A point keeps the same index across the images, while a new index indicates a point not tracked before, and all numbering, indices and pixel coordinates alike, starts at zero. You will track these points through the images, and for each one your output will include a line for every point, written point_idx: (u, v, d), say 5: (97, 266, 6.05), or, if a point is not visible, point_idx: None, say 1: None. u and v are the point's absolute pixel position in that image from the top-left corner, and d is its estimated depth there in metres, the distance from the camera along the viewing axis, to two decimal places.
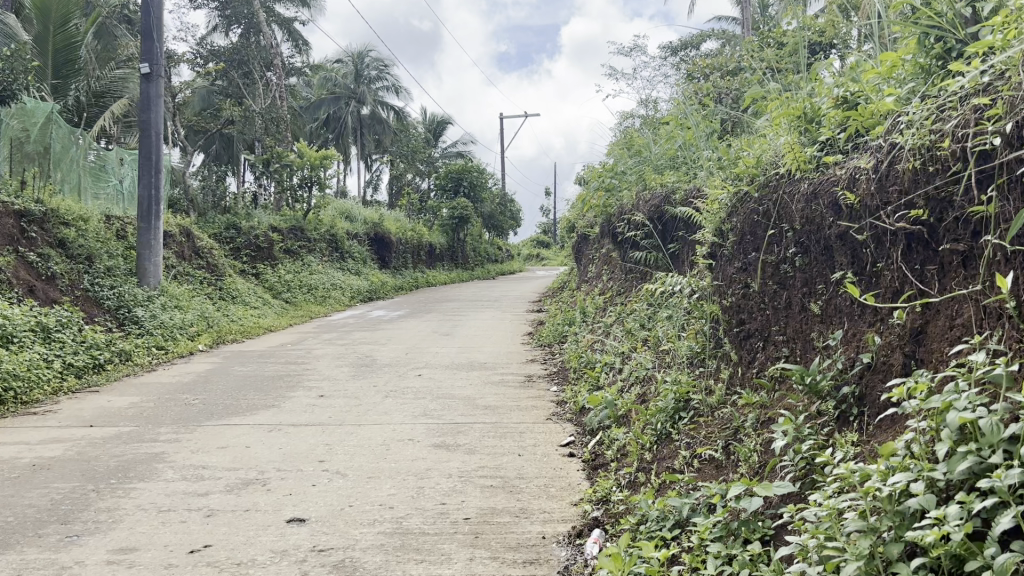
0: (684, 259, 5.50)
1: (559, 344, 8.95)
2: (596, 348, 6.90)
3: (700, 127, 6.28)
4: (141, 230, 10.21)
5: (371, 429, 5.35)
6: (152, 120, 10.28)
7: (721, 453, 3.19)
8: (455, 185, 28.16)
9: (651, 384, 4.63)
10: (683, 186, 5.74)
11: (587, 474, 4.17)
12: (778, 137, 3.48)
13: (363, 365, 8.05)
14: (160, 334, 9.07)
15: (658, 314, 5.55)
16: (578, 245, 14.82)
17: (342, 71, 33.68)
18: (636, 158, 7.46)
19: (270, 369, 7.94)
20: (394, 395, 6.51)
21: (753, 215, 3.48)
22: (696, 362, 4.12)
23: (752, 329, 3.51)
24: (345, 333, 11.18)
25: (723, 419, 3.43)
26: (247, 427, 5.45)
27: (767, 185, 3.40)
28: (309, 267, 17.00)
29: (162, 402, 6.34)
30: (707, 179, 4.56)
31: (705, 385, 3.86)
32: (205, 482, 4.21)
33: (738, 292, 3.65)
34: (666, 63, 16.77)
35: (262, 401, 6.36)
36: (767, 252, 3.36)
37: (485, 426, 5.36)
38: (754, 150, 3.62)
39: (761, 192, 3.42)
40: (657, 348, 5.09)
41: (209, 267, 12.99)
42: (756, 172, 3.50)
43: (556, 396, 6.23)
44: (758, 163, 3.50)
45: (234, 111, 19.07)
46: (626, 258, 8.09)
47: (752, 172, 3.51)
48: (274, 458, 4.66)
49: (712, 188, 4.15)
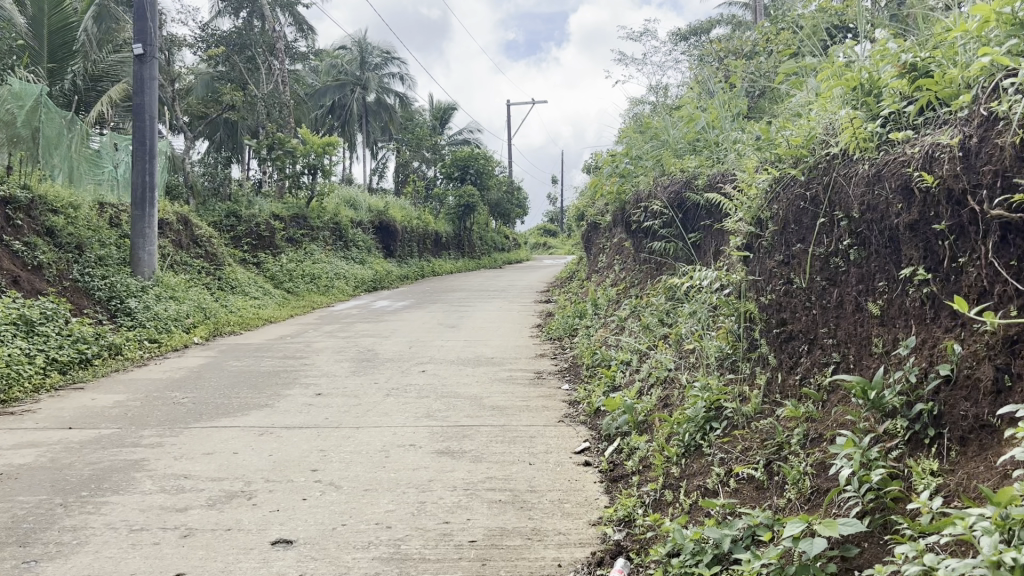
0: (709, 249, 5.11)
1: (570, 337, 8.56)
2: (610, 343, 6.51)
3: (725, 111, 5.90)
4: (135, 218, 9.84)
5: (369, 433, 4.97)
6: (146, 103, 9.87)
7: (763, 474, 2.81)
8: (461, 173, 27.72)
9: (675, 386, 4.24)
10: (707, 171, 5.34)
11: (606, 487, 3.77)
12: (829, 111, 3.08)
13: (364, 360, 7.67)
14: (153, 326, 8.71)
15: (680, 309, 5.16)
16: (587, 235, 14.45)
17: (346, 57, 33.25)
18: (652, 142, 7.04)
19: (267, 364, 7.57)
20: (395, 393, 6.13)
21: (798, 201, 3.07)
22: (726, 364, 3.73)
23: (795, 331, 3.11)
24: (347, 325, 10.81)
25: (763, 432, 3.04)
26: (237, 430, 5.08)
27: (816, 166, 2.99)
28: (313, 256, 16.65)
29: (149, 401, 5.98)
30: (740, 162, 4.16)
31: (738, 391, 3.47)
32: (185, 495, 3.83)
33: (778, 288, 3.23)
34: (677, 48, 16.32)
35: (255, 400, 5.99)
36: (815, 244, 2.95)
37: (493, 429, 4.98)
38: (799, 127, 3.23)
39: (809, 175, 3.02)
40: (680, 346, 4.70)
41: (208, 256, 12.63)
42: (804, 152, 3.10)
43: (569, 396, 5.84)
44: (807, 142, 3.10)
45: (235, 96, 18.67)
46: (640, 249, 7.70)
47: (800, 152, 3.11)
48: (263, 466, 4.29)
49: (746, 170, 3.75)
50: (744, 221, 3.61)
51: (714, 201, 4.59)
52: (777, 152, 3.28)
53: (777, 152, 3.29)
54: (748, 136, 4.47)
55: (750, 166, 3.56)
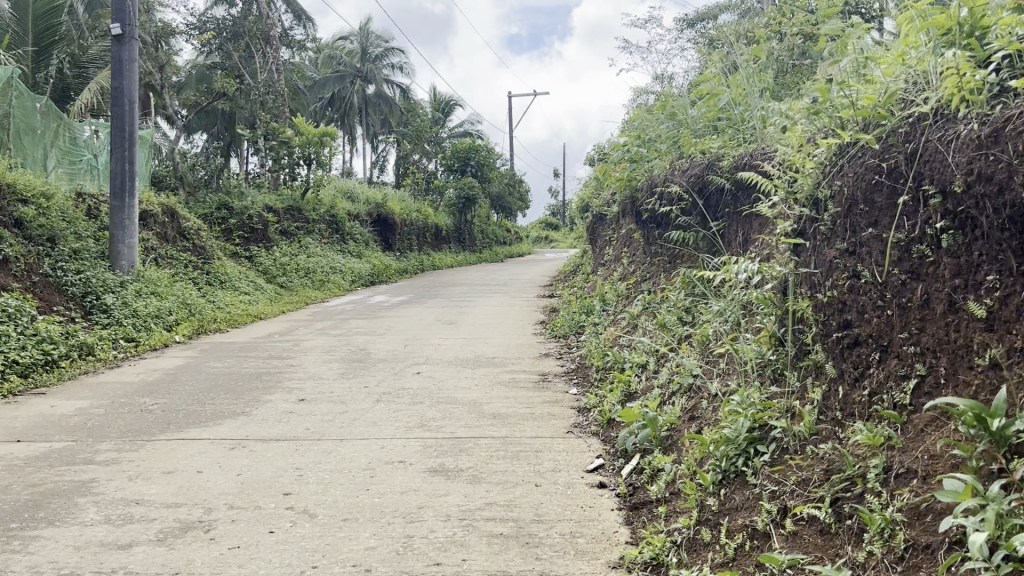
0: (740, 239, 4.55)
1: (576, 336, 7.98)
2: (622, 343, 5.93)
3: (749, 87, 5.32)
4: (114, 209, 9.27)
5: (353, 447, 4.39)
6: (125, 87, 9.31)
7: (831, 516, 2.23)
8: (462, 164, 27.09)
9: (703, 401, 3.67)
10: (737, 151, 4.77)
11: (626, 518, 3.20)
12: (908, 65, 2.58)
13: (355, 360, 7.09)
14: (131, 325, 8.15)
15: (705, 306, 4.60)
16: (592, 229, 13.87)
17: (346, 49, 32.60)
18: (668, 122, 6.46)
19: (249, 366, 6.99)
20: (386, 399, 5.56)
21: (871, 175, 2.51)
22: (770, 374, 3.16)
23: (859, 335, 2.54)
24: (340, 322, 10.24)
25: (826, 461, 2.47)
26: (205, 444, 4.51)
27: (896, 132, 2.45)
28: (307, 250, 16.07)
29: (114, 408, 5.41)
30: (784, 135, 3.62)
31: (786, 407, 2.91)
32: (132, 527, 3.25)
33: (838, 283, 2.63)
34: (684, 35, 15.72)
35: (230, 407, 5.41)
36: (894, 228, 2.38)
37: (494, 442, 4.41)
38: (868, 87, 2.70)
39: (886, 142, 2.47)
40: (707, 350, 4.12)
41: (196, 250, 12.04)
42: (878, 115, 2.55)
43: (578, 403, 5.26)
44: (884, 101, 2.55)
45: (227, 85, 18.05)
46: (653, 240, 7.13)
47: (876, 114, 2.56)
48: (228, 489, 3.72)
49: (794, 142, 3.22)
50: (795, 203, 3.04)
51: (749, 181, 4.04)
52: (841, 116, 2.74)
53: (840, 117, 2.75)
54: (794, 110, 3.91)
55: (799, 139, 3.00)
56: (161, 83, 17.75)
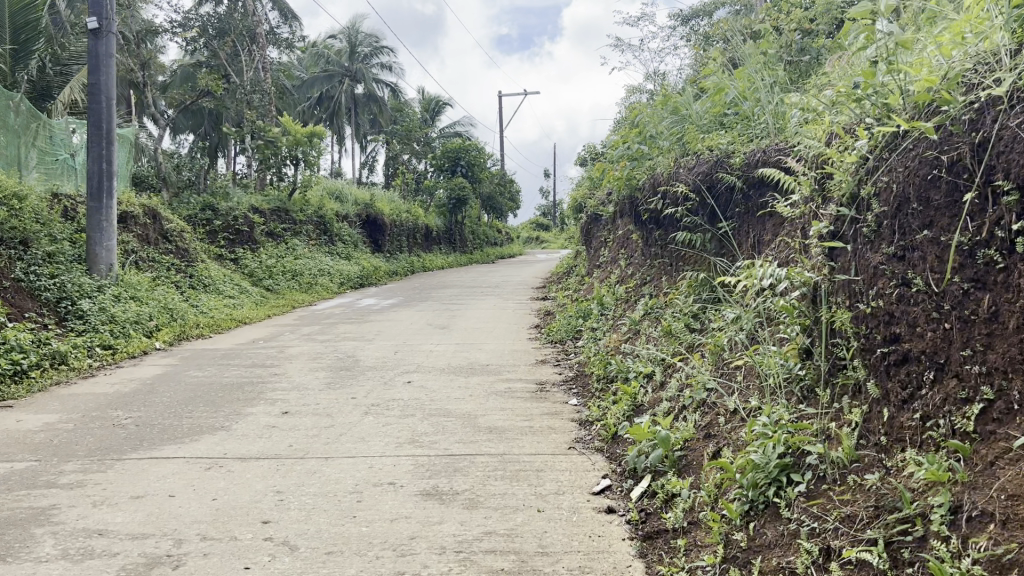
0: (757, 241, 4.26)
1: (573, 342, 7.69)
2: (625, 350, 5.64)
3: (759, 81, 5.05)
4: (92, 210, 8.94)
5: (340, 466, 4.08)
6: (102, 83, 8.96)
7: (886, 562, 1.92)
8: (452, 165, 26.78)
9: (721, 419, 3.37)
10: (752, 148, 4.48)
11: (641, 550, 2.90)
12: (973, 44, 2.29)
13: (342, 369, 6.76)
14: (108, 331, 7.81)
15: (718, 312, 4.31)
16: (586, 230, 13.57)
17: (335, 48, 32.21)
18: (672, 117, 6.15)
19: (231, 375, 6.66)
20: (375, 411, 5.24)
21: (932, 170, 2.22)
22: (799, 392, 2.87)
23: (909, 352, 2.24)
24: (327, 326, 9.91)
25: (875, 494, 2.16)
26: (179, 463, 4.18)
27: (960, 119, 2.17)
28: (295, 251, 15.72)
29: (85, 423, 5.07)
30: (813, 127, 3.33)
31: (818, 430, 2.61)
32: (92, 564, 2.93)
33: (885, 290, 2.34)
34: (677, 33, 15.47)
35: (209, 421, 5.08)
36: (960, 231, 2.08)
37: (491, 460, 4.10)
38: (923, 69, 2.41)
39: (949, 131, 2.18)
40: (721, 363, 3.83)
41: (179, 253, 11.68)
42: (937, 101, 2.27)
43: (579, 415, 4.96)
44: (946, 85, 2.26)
45: (213, 84, 17.65)
46: (654, 242, 6.84)
47: (934, 99, 2.28)
48: (202, 516, 3.40)
49: (830, 133, 2.92)
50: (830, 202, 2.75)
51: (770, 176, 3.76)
52: (891, 102, 2.46)
53: (890, 103, 2.46)
54: (818, 103, 3.63)
55: (837, 130, 2.71)
56: (144, 81, 17.35)
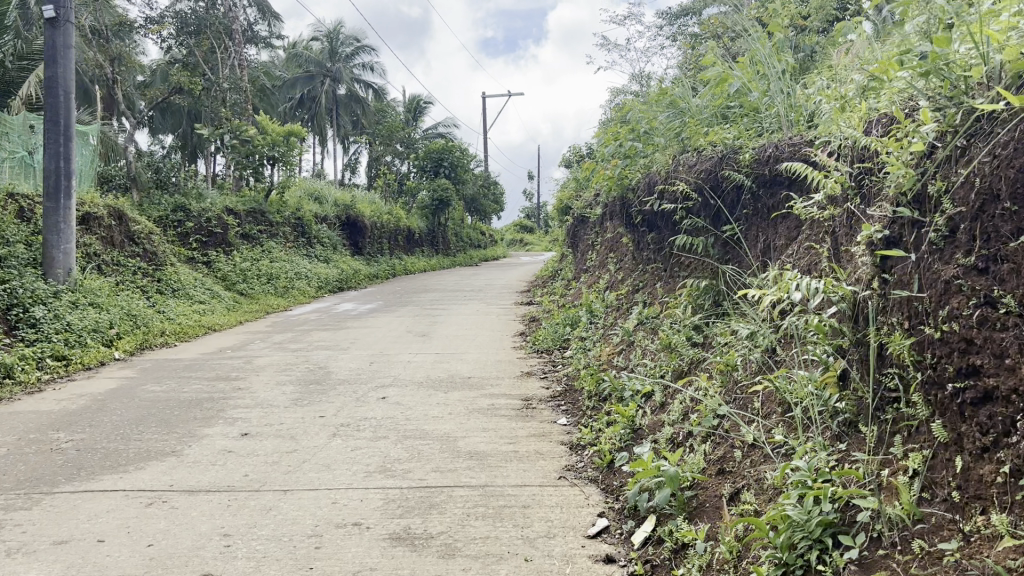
0: (772, 244, 3.84)
1: (560, 352, 7.23)
2: (618, 364, 5.18)
3: (768, 71, 4.61)
4: (48, 210, 8.38)
5: (299, 502, 3.58)
6: (60, 75, 8.41)
7: None
8: (435, 165, 26.28)
9: (738, 454, 2.91)
10: (766, 143, 4.06)
11: None
12: None
13: (312, 383, 6.25)
14: (61, 341, 7.27)
15: (728, 324, 3.88)
16: (573, 232, 13.12)
17: (316, 47, 31.65)
18: (668, 111, 5.71)
19: (192, 390, 6.13)
20: (344, 433, 4.74)
21: None
22: (837, 428, 2.41)
23: (993, 390, 1.79)
24: (301, 334, 9.38)
25: (955, 568, 1.70)
26: (116, 498, 3.67)
27: None
28: (270, 254, 15.16)
29: (19, 447, 4.54)
30: (847, 115, 2.91)
31: (867, 477, 2.14)
32: None
33: (962, 312, 1.89)
34: (666, 32, 15.12)
35: (158, 445, 4.56)
36: None
37: (472, 493, 3.63)
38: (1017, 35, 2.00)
39: None
40: (732, 386, 3.37)
41: (147, 256, 11.12)
42: None
43: (568, 438, 4.50)
44: None
45: (186, 81, 17.03)
46: (647, 245, 6.42)
47: None
48: (131, 568, 2.90)
49: (880, 119, 2.51)
50: (883, 202, 2.31)
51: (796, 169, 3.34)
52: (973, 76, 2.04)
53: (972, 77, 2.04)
54: (852, 90, 3.19)
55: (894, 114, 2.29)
56: (114, 77, 16.73)
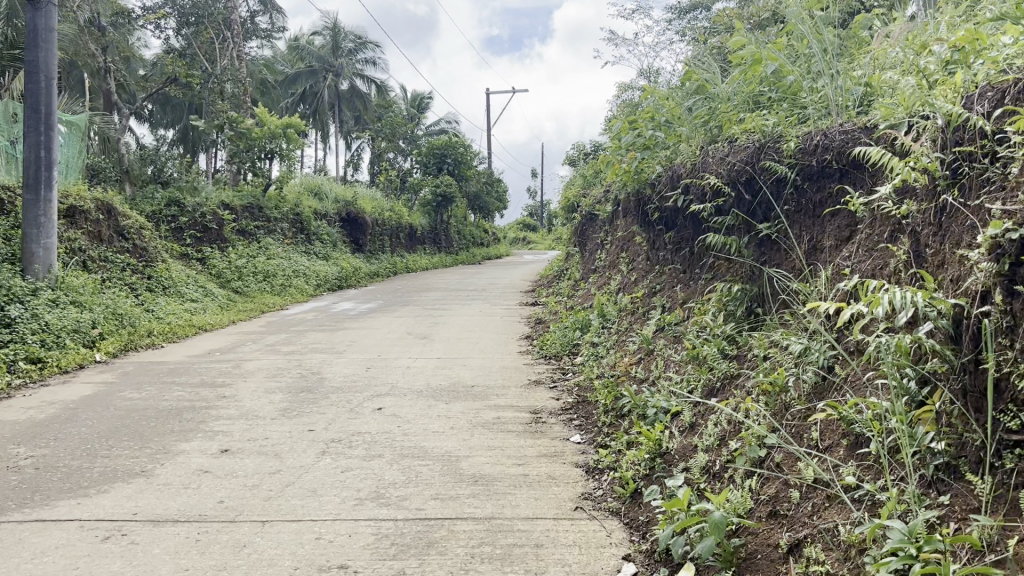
0: (823, 243, 3.38)
1: (570, 358, 6.76)
2: (637, 376, 4.71)
3: (810, 50, 4.16)
4: (28, 202, 7.92)
5: (277, 538, 3.11)
6: (41, 60, 7.93)
7: None
8: (439, 162, 25.77)
9: (795, 495, 2.43)
10: (814, 129, 3.60)
11: None
12: None
13: (303, 390, 5.78)
14: (38, 342, 6.80)
15: (772, 335, 3.41)
16: (580, 231, 12.66)
17: (318, 42, 31.19)
18: (695, 98, 5.25)
19: (173, 397, 5.66)
20: (334, 451, 4.27)
21: None
22: (930, 474, 1.93)
23: None
24: (295, 335, 8.91)
25: None
26: (68, 530, 3.20)
27: None
28: (267, 251, 14.68)
29: None
30: (939, 93, 2.46)
31: (985, 543, 1.66)
32: None
33: None
34: (675, 26, 14.69)
35: (127, 463, 4.09)
36: None
37: (477, 528, 3.16)
38: None
39: None
40: (781, 410, 2.89)
41: (138, 252, 10.65)
42: None
43: (584, 460, 4.03)
44: None
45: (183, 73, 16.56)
46: (667, 245, 5.96)
47: None
48: None
49: (1002, 97, 2.08)
50: (1008, 196, 1.88)
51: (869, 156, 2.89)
52: None
53: None
54: (934, 67, 2.73)
55: None
56: (109, 68, 16.27)
